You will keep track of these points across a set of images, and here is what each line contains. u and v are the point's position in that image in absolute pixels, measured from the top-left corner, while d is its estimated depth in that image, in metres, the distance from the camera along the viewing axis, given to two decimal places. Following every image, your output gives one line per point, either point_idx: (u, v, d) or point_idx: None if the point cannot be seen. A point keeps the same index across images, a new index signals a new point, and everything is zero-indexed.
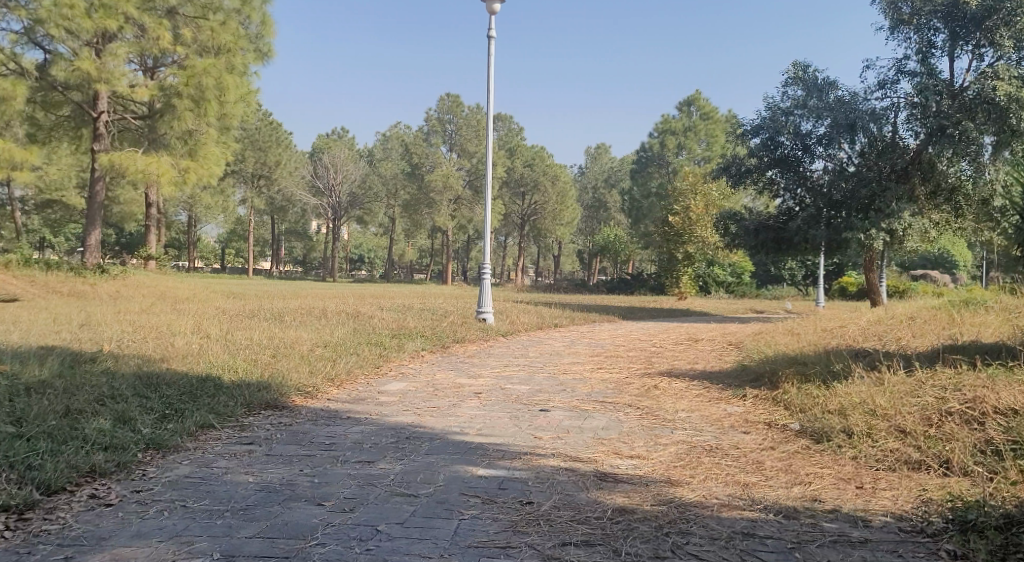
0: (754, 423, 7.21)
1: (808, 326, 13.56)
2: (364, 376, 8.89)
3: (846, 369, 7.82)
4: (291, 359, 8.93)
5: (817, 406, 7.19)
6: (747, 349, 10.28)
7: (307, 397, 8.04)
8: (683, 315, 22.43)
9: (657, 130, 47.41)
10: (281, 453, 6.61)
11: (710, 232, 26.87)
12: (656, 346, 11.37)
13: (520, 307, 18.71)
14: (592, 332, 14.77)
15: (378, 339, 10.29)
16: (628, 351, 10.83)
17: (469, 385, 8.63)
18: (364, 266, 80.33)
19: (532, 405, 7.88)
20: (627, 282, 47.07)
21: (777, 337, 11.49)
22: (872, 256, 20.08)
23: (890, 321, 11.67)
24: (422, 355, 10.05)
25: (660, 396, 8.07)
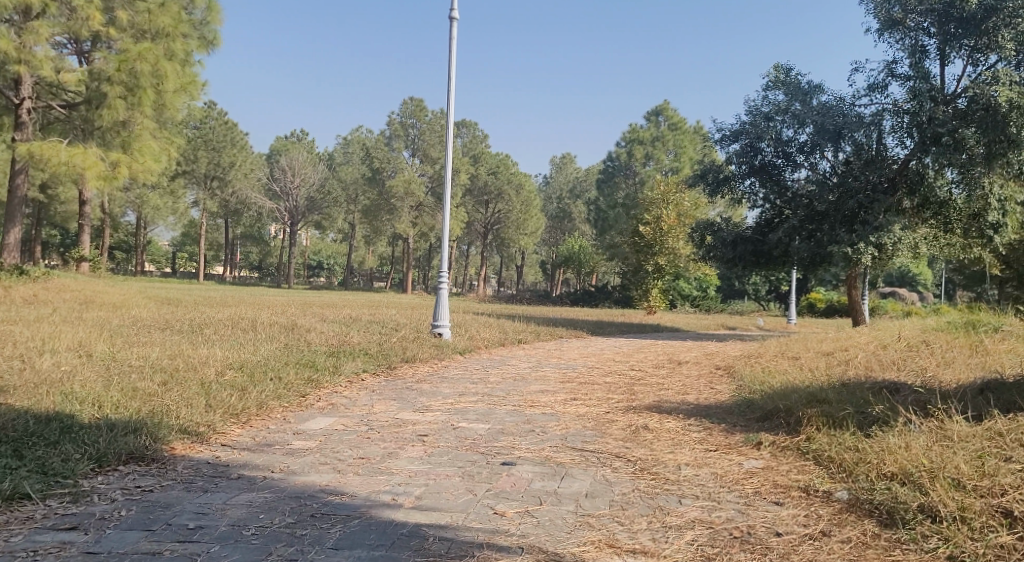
0: (785, 490, 5.83)
1: (800, 349, 12.22)
2: (279, 409, 7.39)
3: (888, 413, 6.47)
4: (185, 387, 7.41)
5: (872, 467, 5.82)
6: (743, 377, 8.91)
7: (192, 443, 6.54)
8: (655, 331, 21.07)
9: (625, 140, 46.25)
10: (108, 550, 5.09)
11: (681, 243, 25.59)
12: (637, 370, 9.92)
13: (482, 321, 17.23)
14: (562, 350, 13.28)
15: (310, 359, 8.72)
16: (604, 376, 9.40)
17: (416, 423, 7.11)
18: (322, 273, 78.27)
19: (494, 455, 6.40)
20: (591, 294, 45.76)
21: (773, 361, 10.13)
22: (856, 272, 18.93)
23: (897, 346, 10.36)
24: (361, 378, 8.52)
25: (649, 443, 6.65)
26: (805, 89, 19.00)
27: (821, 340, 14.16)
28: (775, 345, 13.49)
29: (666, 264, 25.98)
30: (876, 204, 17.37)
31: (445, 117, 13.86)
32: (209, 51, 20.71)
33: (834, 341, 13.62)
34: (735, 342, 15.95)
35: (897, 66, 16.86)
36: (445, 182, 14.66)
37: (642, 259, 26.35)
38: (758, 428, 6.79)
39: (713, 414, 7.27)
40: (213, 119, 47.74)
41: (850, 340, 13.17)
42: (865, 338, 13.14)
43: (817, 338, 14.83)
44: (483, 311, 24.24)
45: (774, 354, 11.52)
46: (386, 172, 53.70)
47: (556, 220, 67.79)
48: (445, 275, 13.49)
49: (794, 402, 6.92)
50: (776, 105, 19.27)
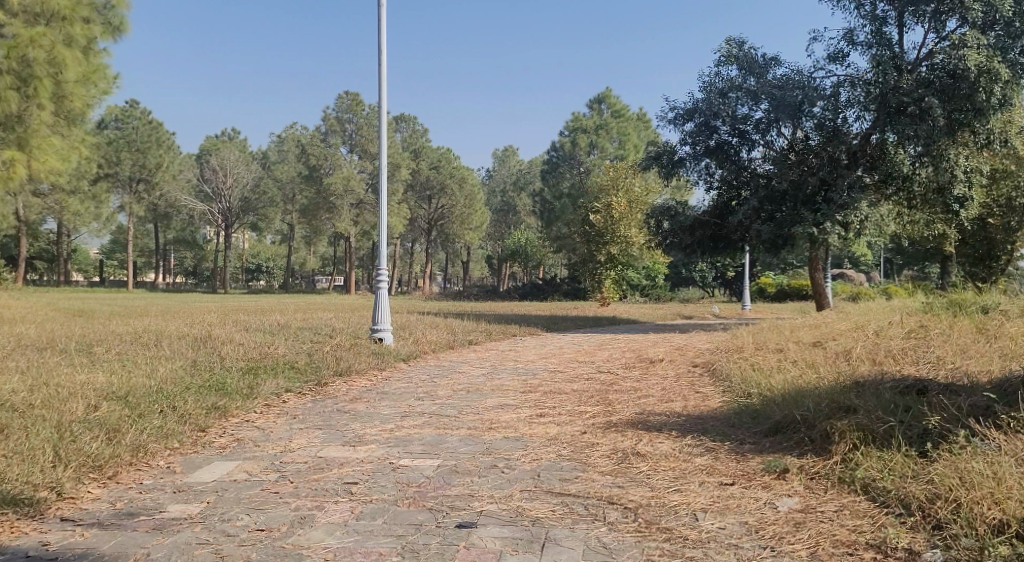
0: (850, 547, 4.79)
1: (778, 338, 11.21)
2: (161, 453, 6.07)
3: (943, 427, 5.55)
4: (32, 432, 5.96)
5: (962, 509, 4.85)
6: (730, 376, 7.85)
7: (24, 519, 5.15)
8: (612, 323, 19.96)
9: (568, 129, 45.10)
10: None
11: (634, 231, 24.55)
12: (607, 373, 8.76)
13: (429, 321, 15.89)
14: (521, 351, 12.03)
15: (218, 378, 7.43)
16: (571, 381, 8.26)
17: (347, 464, 5.87)
18: (262, 277, 75.91)
19: (448, 511, 5.16)
20: (539, 287, 44.58)
21: (756, 355, 9.09)
22: (818, 253, 18.02)
23: (889, 330, 9.41)
24: (279, 402, 7.26)
25: (642, 481, 5.51)
26: (761, 63, 17.99)
27: (793, 328, 13.19)
28: (747, 335, 12.47)
29: (619, 253, 24.89)
30: (840, 180, 16.38)
31: (379, 97, 12.55)
32: (115, 39, 19.05)
33: (811, 327, 12.66)
34: (702, 334, 14.89)
35: (857, 33, 15.87)
36: (383, 167, 13.22)
37: (593, 249, 25.28)
38: (782, 453, 5.78)
39: (721, 433, 6.23)
40: (135, 119, 45.58)
41: (827, 326, 12.26)
42: (841, 323, 12.22)
43: (789, 326, 13.89)
44: (429, 310, 22.87)
45: (751, 345, 10.50)
46: (324, 169, 51.74)
47: (500, 213, 66.56)
48: (384, 268, 12.22)
49: (818, 416, 5.94)
50: (732, 80, 18.22)
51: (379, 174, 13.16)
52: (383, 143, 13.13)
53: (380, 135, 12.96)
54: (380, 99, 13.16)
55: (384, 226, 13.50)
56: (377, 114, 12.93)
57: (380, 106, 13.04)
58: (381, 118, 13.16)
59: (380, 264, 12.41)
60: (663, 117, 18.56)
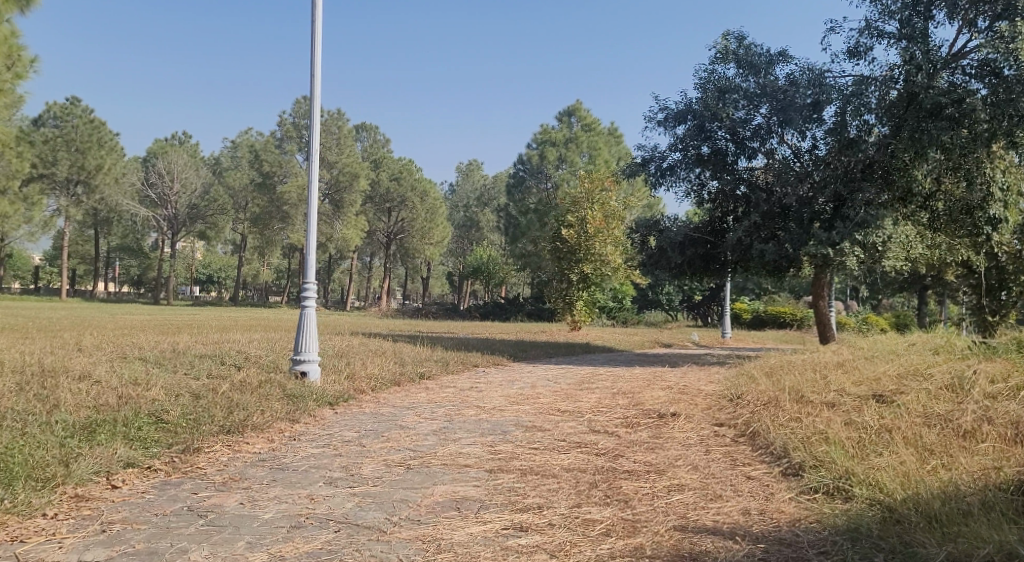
0: None
1: (801, 382, 9.28)
2: None
3: None
4: None
5: None
6: (795, 464, 6.23)
7: None
8: (586, 352, 17.74)
9: (535, 142, 42.73)
10: None
11: (609, 249, 22.37)
12: (597, 444, 6.87)
13: (374, 346, 13.47)
14: (486, 390, 9.79)
15: (14, 449, 5.86)
16: (554, 463, 6.41)
17: None
18: (211, 287, 72.45)
19: None
20: (502, 307, 42.24)
21: (797, 408, 7.29)
22: (824, 277, 15.83)
23: (955, 382, 7.60)
24: (91, 494, 5.67)
25: None
26: (765, 60, 15.80)
27: (807, 368, 11.27)
28: (757, 376, 10.51)
29: (591, 273, 22.58)
30: (858, 195, 14.22)
31: (311, 70, 10.13)
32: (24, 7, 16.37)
33: (831, 368, 10.76)
34: (694, 371, 12.91)
35: (884, 25, 13.78)
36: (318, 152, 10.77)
37: (563, 268, 22.96)
38: None
39: None
40: (75, 117, 42.86)
41: (851, 368, 10.37)
42: (870, 365, 10.33)
43: (801, 365, 12.12)
44: (377, 330, 20.39)
45: (773, 390, 8.60)
46: (278, 176, 48.95)
47: (462, 228, 64.23)
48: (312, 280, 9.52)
49: None
50: (731, 80, 16.02)
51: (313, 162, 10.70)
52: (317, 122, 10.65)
53: (312, 118, 10.48)
54: (314, 69, 10.66)
55: (314, 226, 11.04)
56: (310, 88, 10.47)
57: (312, 76, 10.60)
58: (315, 94, 10.67)
59: (307, 265, 10.08)
60: (651, 118, 16.20)
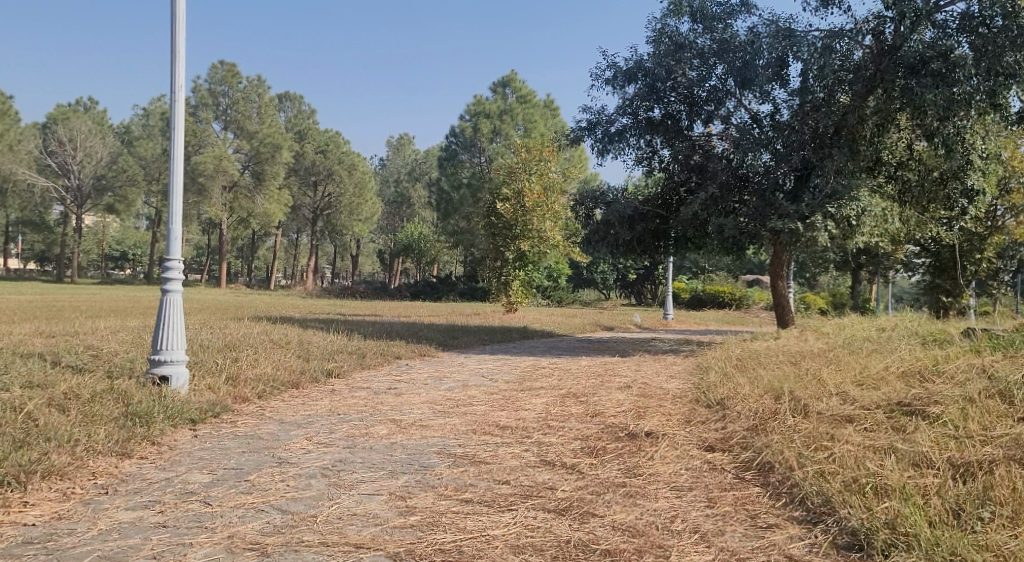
0: None
1: (788, 380, 7.88)
2: None
3: None
4: None
5: None
6: (878, 548, 4.81)
7: None
8: (522, 336, 16.13)
9: (469, 113, 40.64)
10: None
11: (548, 225, 20.68)
12: (553, 492, 5.43)
13: (278, 334, 11.58)
14: (406, 392, 8.14)
15: None
16: (492, 536, 4.92)
17: None
18: (126, 265, 68.78)
19: None
20: (433, 286, 40.29)
21: (824, 433, 5.98)
22: (785, 255, 14.29)
23: (992, 387, 6.34)
24: None
25: None
26: (723, 11, 14.08)
27: (780, 360, 9.91)
28: (731, 371, 9.08)
29: (529, 251, 20.79)
30: (828, 163, 12.66)
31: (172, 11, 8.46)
32: None
33: (811, 361, 9.37)
34: (648, 362, 11.44)
35: None
36: (182, 111, 9.12)
37: (498, 246, 21.04)
38: None
39: None
40: None
41: (836, 361, 9.04)
42: (859, 359, 8.99)
43: (777, 354, 10.81)
44: (290, 314, 18.31)
45: (764, 393, 7.16)
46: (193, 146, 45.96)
47: (392, 205, 61.88)
48: (177, 236, 7.54)
49: None
50: (686, 35, 14.26)
51: (176, 121, 9.00)
52: (181, 74, 9.02)
53: (176, 71, 8.87)
54: (177, 13, 9.00)
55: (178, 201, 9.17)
56: (171, 35, 8.84)
57: (175, 17, 8.94)
58: (178, 45, 9.02)
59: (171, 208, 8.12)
60: (598, 75, 14.39)
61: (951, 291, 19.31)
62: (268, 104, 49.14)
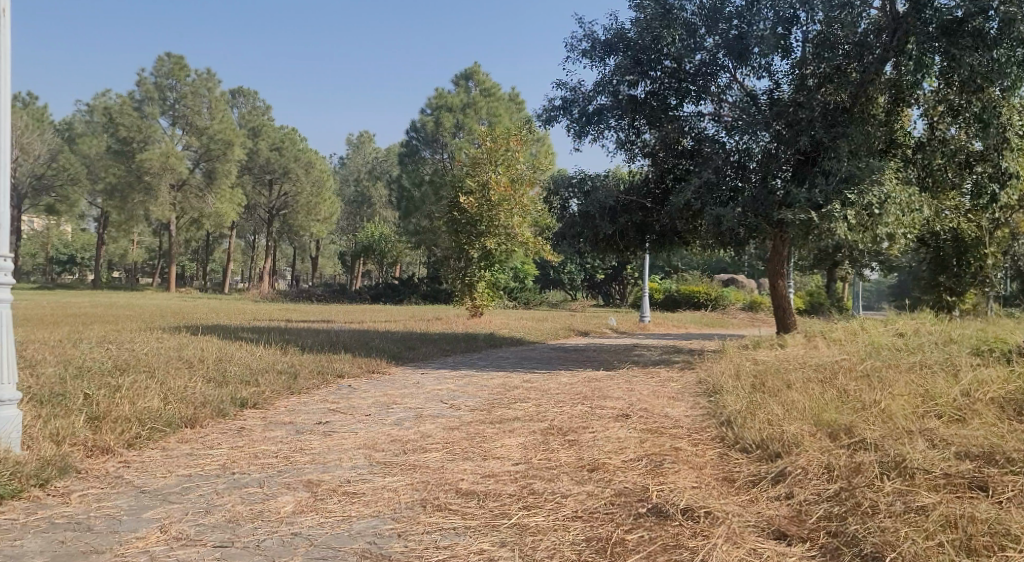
0: None
1: (837, 404, 6.34)
2: None
3: None
4: None
5: None
6: None
7: None
8: (489, 343, 14.41)
9: (430, 107, 38.71)
10: None
11: (516, 221, 18.89)
12: None
13: (197, 348, 9.74)
14: (342, 425, 6.48)
15: None
16: None
17: None
18: (74, 269, 66.00)
19: None
20: (394, 288, 38.32)
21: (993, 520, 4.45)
22: (786, 246, 12.54)
23: None
24: None
25: None
26: None
27: (808, 373, 8.37)
28: (752, 389, 7.51)
29: (495, 249, 18.97)
30: (842, 144, 10.91)
31: None
32: None
33: (843, 378, 7.82)
34: (636, 376, 9.84)
35: None
36: None
37: (461, 244, 19.16)
38: None
39: None
40: None
41: (877, 378, 7.48)
42: (906, 373, 7.43)
43: (802, 364, 9.27)
44: (228, 321, 16.33)
45: (815, 433, 5.63)
46: (137, 143, 43.46)
47: (352, 204, 59.71)
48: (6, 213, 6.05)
49: None
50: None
51: None
52: None
53: None
54: None
55: None
56: None
57: None
58: None
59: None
60: (573, 45, 12.48)
61: (955, 290, 17.61)
62: (219, 99, 46.54)
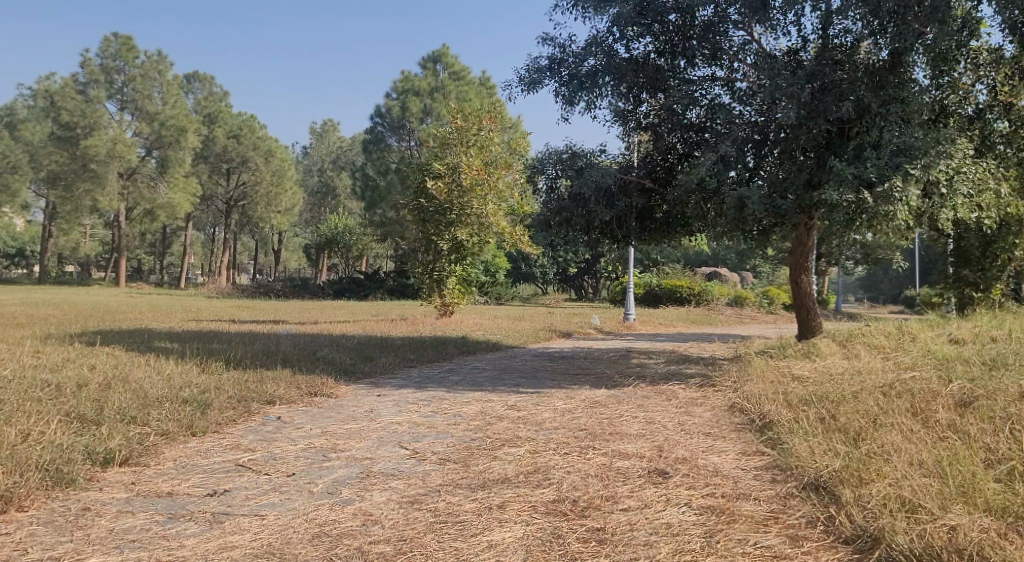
0: None
1: (985, 467, 4.64)
2: None
3: None
4: None
5: None
6: None
7: None
8: (461, 348, 12.34)
9: (395, 90, 36.40)
10: None
11: (491, 209, 16.75)
12: None
13: (83, 370, 7.59)
14: (244, 497, 4.52)
15: None
16: None
17: None
18: (25, 264, 62.69)
19: None
20: (358, 283, 36.00)
21: None
22: (811, 227, 10.46)
23: None
24: None
25: None
26: None
27: (890, 397, 6.35)
28: (820, 425, 5.55)
29: (468, 240, 16.87)
30: (896, 108, 8.83)
31: None
32: None
33: (944, 409, 5.82)
34: (646, 396, 7.88)
35: None
36: None
37: (428, 235, 16.98)
38: None
39: None
40: None
41: (990, 413, 5.55)
42: None
43: (868, 380, 7.27)
44: (160, 324, 14.10)
45: (1004, 532, 4.07)
46: (83, 130, 40.66)
47: (316, 195, 57.17)
48: None
49: None
50: None
51: None
52: None
53: None
54: None
55: None
56: None
57: None
58: None
59: None
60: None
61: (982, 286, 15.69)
62: (171, 83, 44.00)
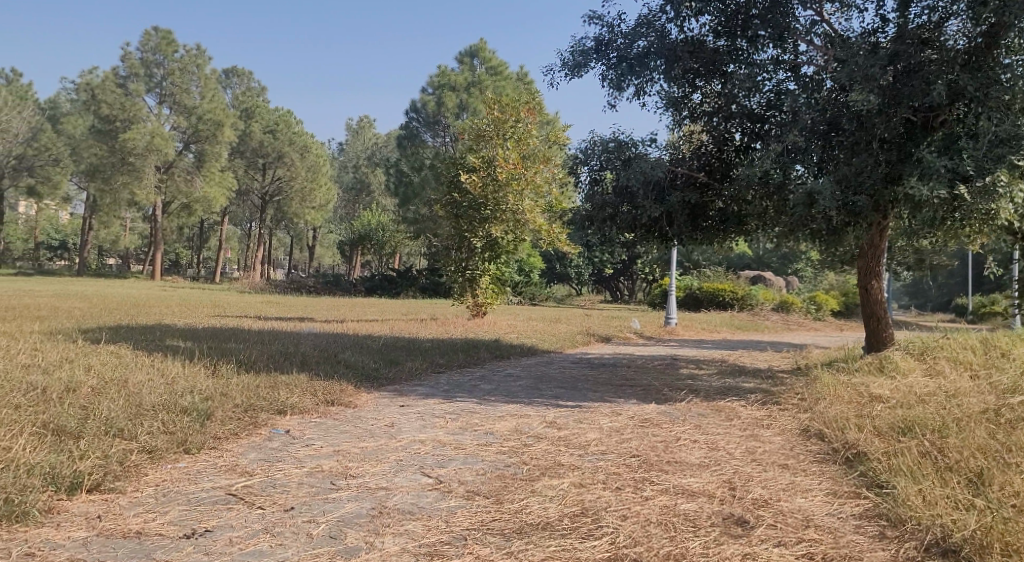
0: None
1: None
2: None
3: None
4: None
5: None
6: None
7: None
8: (494, 352, 11.55)
9: (432, 85, 35.70)
10: None
11: (528, 204, 15.90)
12: None
13: (77, 371, 6.85)
14: (227, 542, 3.98)
15: None
16: None
17: None
18: (65, 256, 62.97)
19: None
20: (390, 280, 35.33)
21: None
22: (885, 227, 9.44)
23: None
24: None
25: None
26: None
27: (1002, 428, 5.40)
28: (928, 465, 4.71)
29: (503, 237, 16.04)
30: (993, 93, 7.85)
31: None
32: None
33: None
34: (703, 413, 7.02)
35: None
36: None
37: (462, 231, 16.18)
38: None
39: None
40: None
41: None
42: None
43: (965, 402, 6.29)
44: (179, 320, 13.46)
45: None
46: (120, 123, 40.47)
47: (351, 191, 56.73)
48: None
49: None
50: None
51: None
52: None
53: None
54: None
55: None
56: None
57: None
58: None
59: None
60: None
61: None
62: (210, 77, 43.54)
